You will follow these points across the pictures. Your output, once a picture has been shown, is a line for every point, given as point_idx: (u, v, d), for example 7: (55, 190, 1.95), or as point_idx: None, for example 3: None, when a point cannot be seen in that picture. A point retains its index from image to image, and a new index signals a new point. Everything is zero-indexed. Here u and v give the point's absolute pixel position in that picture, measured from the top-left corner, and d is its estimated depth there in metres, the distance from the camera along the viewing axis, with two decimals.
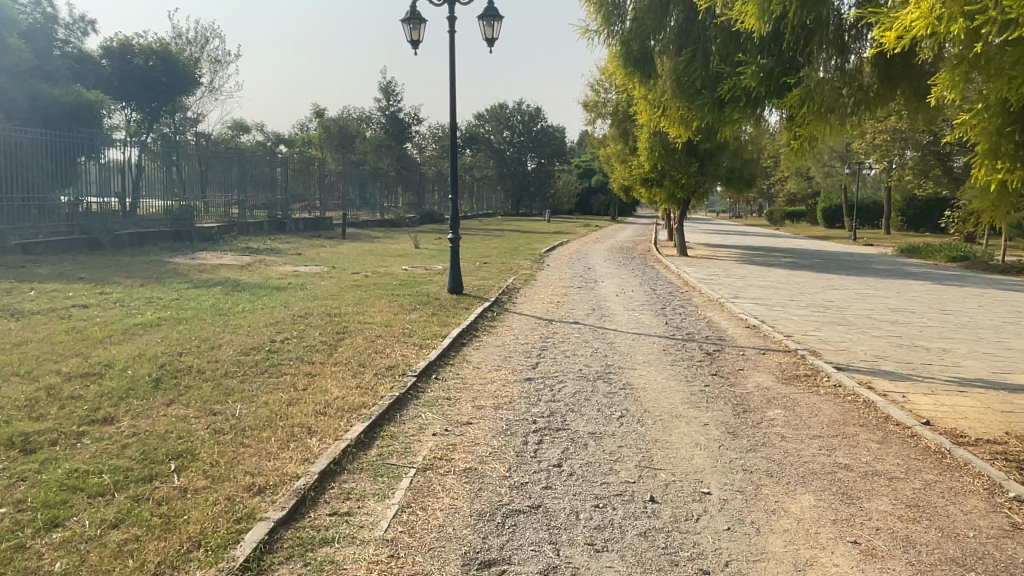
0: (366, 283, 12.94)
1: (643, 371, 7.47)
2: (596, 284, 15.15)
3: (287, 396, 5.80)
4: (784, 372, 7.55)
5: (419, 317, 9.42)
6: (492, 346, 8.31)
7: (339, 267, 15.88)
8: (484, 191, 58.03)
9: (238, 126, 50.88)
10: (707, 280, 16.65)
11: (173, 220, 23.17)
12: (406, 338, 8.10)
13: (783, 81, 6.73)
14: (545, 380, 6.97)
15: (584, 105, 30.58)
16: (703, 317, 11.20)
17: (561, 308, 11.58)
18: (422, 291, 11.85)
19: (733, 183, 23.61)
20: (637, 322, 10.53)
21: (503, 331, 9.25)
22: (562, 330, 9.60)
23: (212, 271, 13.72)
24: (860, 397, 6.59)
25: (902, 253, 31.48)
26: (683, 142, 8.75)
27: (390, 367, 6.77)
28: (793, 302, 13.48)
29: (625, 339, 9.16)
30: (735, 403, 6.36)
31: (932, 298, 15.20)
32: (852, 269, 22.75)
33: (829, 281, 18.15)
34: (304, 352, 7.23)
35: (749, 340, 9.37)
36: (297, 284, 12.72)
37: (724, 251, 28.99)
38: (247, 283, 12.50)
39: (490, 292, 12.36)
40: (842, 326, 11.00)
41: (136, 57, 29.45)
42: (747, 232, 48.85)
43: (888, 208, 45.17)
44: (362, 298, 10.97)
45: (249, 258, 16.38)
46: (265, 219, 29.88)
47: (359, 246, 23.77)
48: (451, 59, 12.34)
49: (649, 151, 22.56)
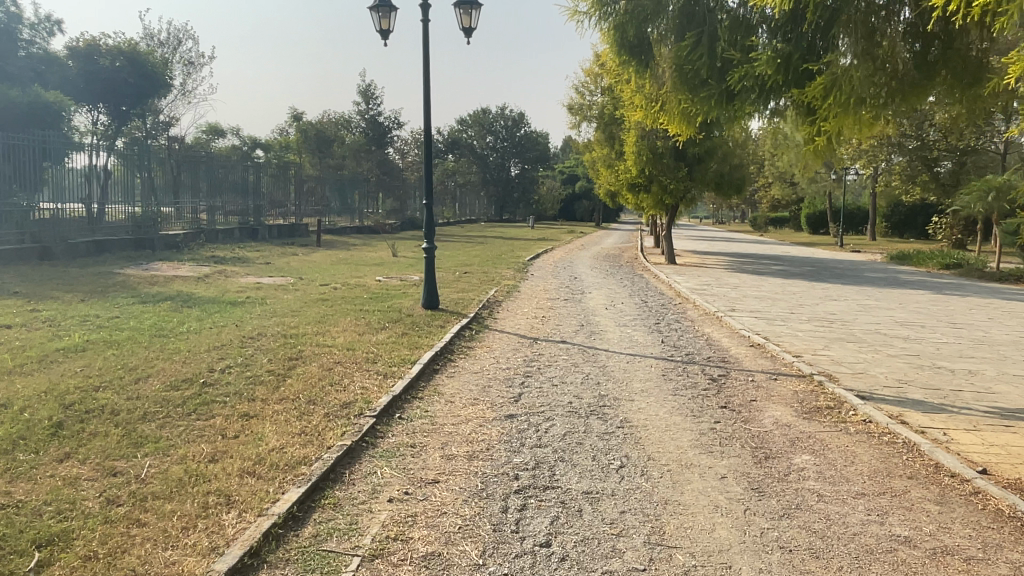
0: (333, 297, 11.84)
1: (643, 404, 6.43)
2: (583, 296, 14.14)
3: (210, 449, 4.72)
4: (804, 405, 6.53)
5: (386, 338, 8.32)
6: (469, 374, 7.23)
7: (307, 279, 14.79)
8: (467, 197, 57.01)
9: (212, 130, 49.59)
10: (701, 291, 15.68)
11: (136, 227, 21.73)
12: (368, 365, 7.01)
13: (804, 67, 5.77)
14: (529, 418, 5.91)
15: (568, 108, 29.70)
16: (702, 334, 10.20)
17: (546, 325, 10.54)
18: (393, 307, 10.75)
19: (723, 190, 22.55)
20: (632, 341, 9.50)
21: (482, 354, 8.19)
22: (548, 352, 8.54)
23: (165, 284, 12.54)
24: (898, 438, 5.60)
25: (893, 259, 30.78)
26: (682, 141, 7.75)
27: (345, 405, 5.68)
28: (795, 315, 12.53)
29: (619, 362, 8.12)
30: (754, 447, 5.35)
31: (937, 310, 14.33)
32: (846, 277, 21.92)
33: (826, 290, 17.27)
34: (246, 386, 6.14)
35: (756, 362, 8.37)
36: (257, 298, 11.60)
37: (713, 258, 28.14)
38: (200, 297, 11.36)
39: (469, 306, 11.29)
40: (853, 345, 10.02)
41: (103, 57, 28.06)
42: (733, 239, 48.10)
43: (874, 213, 44.68)
44: (327, 316, 9.85)
45: (209, 268, 15.21)
46: (237, 225, 28.48)
47: (334, 255, 22.61)
48: (425, 53, 11.28)
49: (636, 155, 21.73)
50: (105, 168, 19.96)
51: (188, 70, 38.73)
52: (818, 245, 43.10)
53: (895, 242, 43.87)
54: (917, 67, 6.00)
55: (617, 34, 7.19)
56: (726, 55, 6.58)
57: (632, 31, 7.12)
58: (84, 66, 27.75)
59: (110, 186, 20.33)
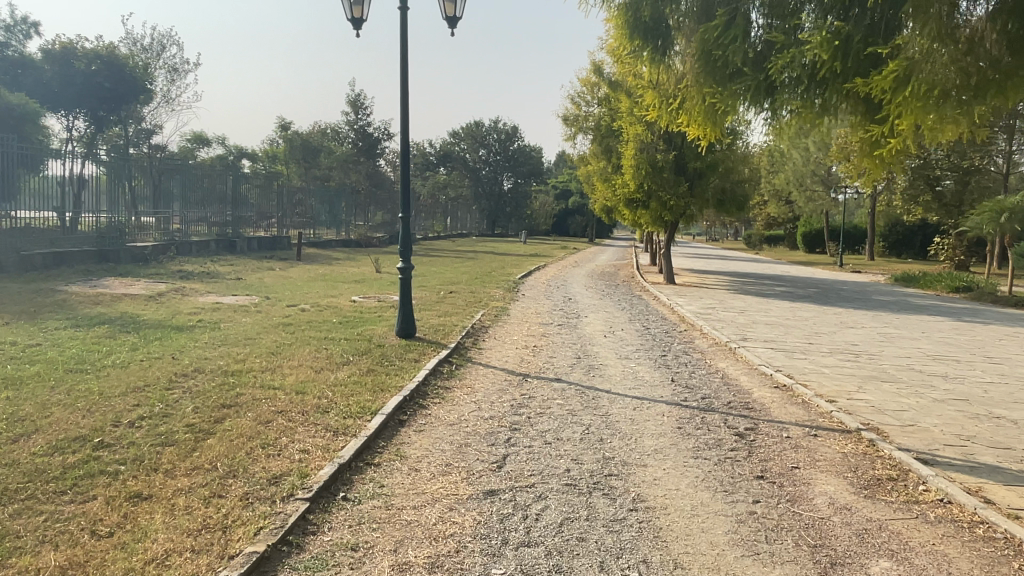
0: (296, 322, 10.45)
1: (659, 473, 5.09)
2: (578, 321, 12.79)
3: (64, 559, 3.37)
4: (860, 476, 5.22)
5: (347, 378, 6.92)
6: (443, 425, 5.88)
7: (274, 298, 13.36)
8: (458, 210, 55.76)
9: (197, 139, 48.38)
10: (706, 315, 14.36)
11: (100, 238, 19.98)
12: (318, 416, 5.65)
13: (876, 49, 4.53)
14: (515, 496, 4.55)
15: (563, 119, 28.56)
16: (717, 371, 8.83)
17: (539, 358, 9.19)
18: (362, 334, 9.36)
19: (724, 207, 21.32)
20: (638, 380, 8.13)
21: (461, 398, 6.83)
22: (540, 395, 7.18)
23: (109, 304, 11.11)
24: (996, 532, 4.29)
25: (897, 281, 29.64)
26: (703, 144, 6.47)
27: (277, 479, 4.37)
28: (814, 347, 11.24)
29: (624, 409, 6.76)
30: (812, 547, 4.03)
31: (964, 340, 13.05)
32: (855, 300, 20.71)
33: (839, 316, 15.99)
34: (149, 451, 4.78)
35: (786, 410, 7.04)
36: (209, 322, 10.20)
37: (713, 278, 26.89)
38: (146, 321, 9.97)
39: (451, 334, 9.88)
40: (889, 386, 8.69)
41: (78, 61, 26.66)
42: (728, 258, 46.97)
43: (872, 233, 43.53)
44: (285, 346, 8.44)
45: (166, 284, 13.81)
46: (212, 237, 26.59)
47: (313, 270, 21.23)
48: (403, 40, 9.72)
49: (634, 168, 20.38)
50: (81, 176, 18.70)
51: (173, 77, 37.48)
52: (816, 264, 41.97)
53: (895, 262, 42.76)
54: (1013, 52, 4.74)
55: (630, 13, 5.90)
56: (766, 37, 5.34)
57: (648, 8, 5.84)
58: (59, 69, 26.37)
59: (87, 194, 19.17)
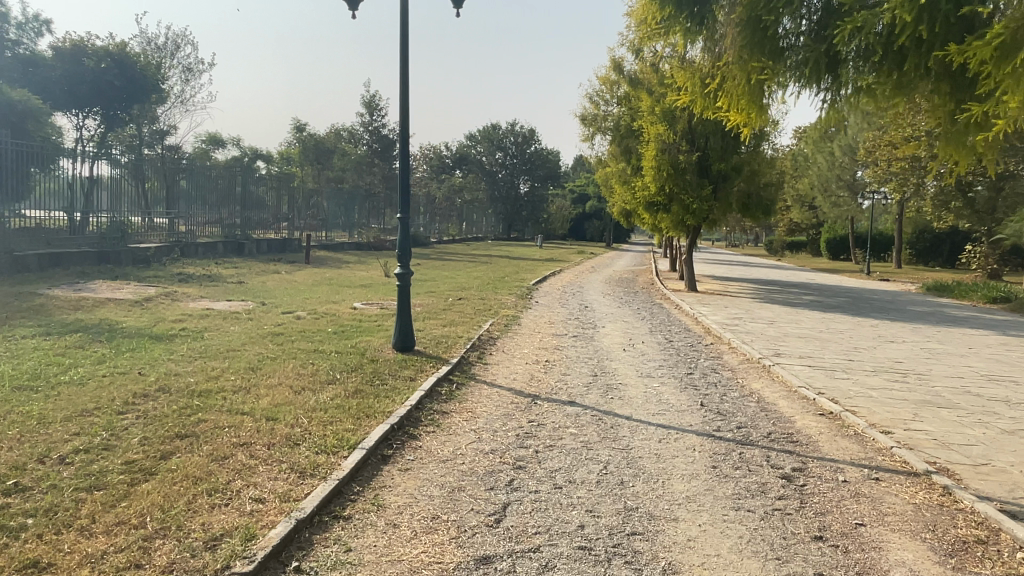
0: (289, 331, 9.59)
1: (694, 532, 4.13)
2: (595, 332, 11.84)
3: None
4: (941, 539, 4.24)
5: (328, 401, 6.02)
6: (434, 463, 4.97)
7: (270, 304, 12.53)
8: (473, 213, 54.89)
9: (211, 140, 47.92)
10: (733, 327, 13.34)
11: (100, 238, 19.00)
12: (287, 452, 4.75)
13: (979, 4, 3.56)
14: (513, 565, 3.61)
15: (581, 119, 27.66)
16: (751, 394, 7.84)
17: (551, 376, 8.25)
18: (356, 346, 8.47)
19: (749, 211, 20.28)
20: (662, 404, 7.15)
21: (460, 427, 5.92)
22: (550, 423, 6.24)
23: (89, 309, 10.28)
24: None
25: (929, 290, 28.36)
26: (746, 133, 5.58)
27: (215, 544, 3.47)
28: (856, 365, 10.20)
29: (649, 442, 5.82)
30: None
31: (1017, 357, 11.96)
32: (889, 311, 19.56)
33: (875, 328, 14.90)
34: (69, 499, 3.91)
35: (836, 445, 6.06)
36: (193, 330, 9.36)
37: (736, 285, 25.78)
38: (124, 329, 9.14)
39: (454, 347, 8.97)
40: (947, 413, 7.64)
41: (88, 58, 25.94)
42: (749, 264, 45.74)
43: (899, 240, 42.09)
44: (269, 360, 7.55)
45: (158, 288, 13.01)
46: (219, 239, 25.59)
47: (319, 274, 20.41)
48: (403, 22, 8.83)
49: (655, 170, 19.33)
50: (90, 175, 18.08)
51: (187, 77, 36.99)
52: (842, 272, 40.68)
53: (923, 270, 41.39)
54: None
55: None
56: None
57: None
58: (69, 66, 25.64)
59: (95, 193, 18.49)
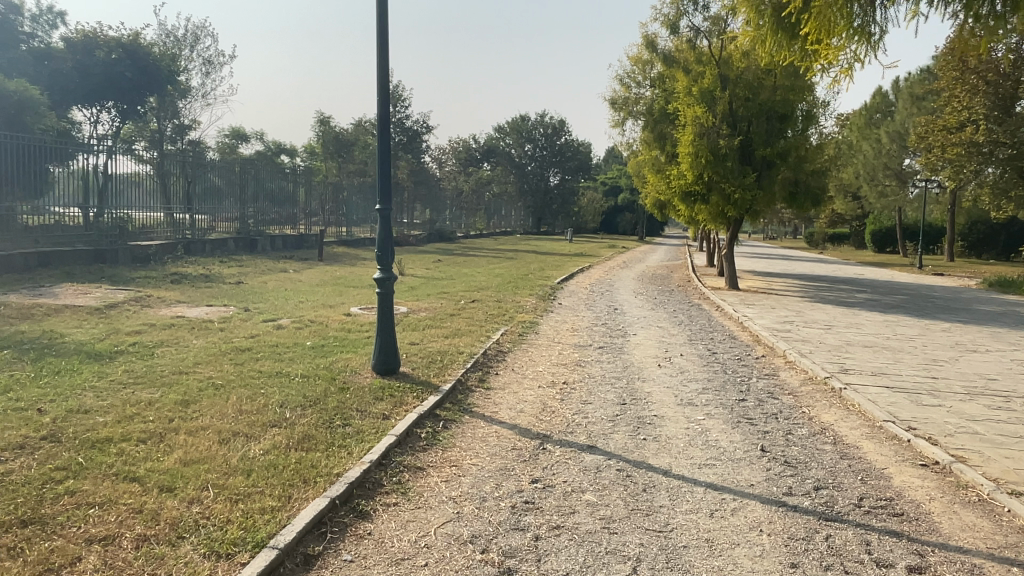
0: (260, 346, 8.09)
1: None
2: (625, 343, 10.14)
3: None
4: None
5: (260, 456, 4.49)
6: (381, 569, 3.37)
7: (253, 310, 11.06)
8: (501, 207, 53.29)
9: (235, 135, 47.17)
10: (785, 333, 11.55)
11: (96, 236, 17.33)
12: (160, 558, 3.20)
13: None
14: None
15: (611, 103, 25.88)
16: (824, 432, 6.13)
17: (568, 406, 6.60)
18: (329, 368, 6.95)
19: (796, 202, 18.28)
20: (711, 450, 5.47)
21: (430, 494, 4.32)
22: (561, 485, 4.61)
23: (38, 319, 8.91)
24: None
25: (991, 285, 25.97)
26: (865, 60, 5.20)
27: None
28: (943, 385, 8.38)
29: (696, 519, 4.16)
30: None
31: None
32: (956, 311, 17.50)
33: (949, 333, 12.97)
34: None
35: (960, 522, 4.31)
36: (146, 346, 7.90)
37: (779, 282, 23.88)
38: (63, 344, 7.71)
39: (450, 368, 7.38)
40: None
41: (99, 49, 24.48)
42: (791, 258, 43.49)
43: (952, 231, 39.17)
44: (211, 390, 6.01)
45: (132, 292, 11.60)
46: (231, 235, 23.79)
47: (329, 273, 18.95)
48: None
49: (691, 157, 17.44)
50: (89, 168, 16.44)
51: (207, 69, 35.83)
52: (891, 266, 38.30)
53: (977, 264, 38.75)
54: None
55: None
56: None
57: None
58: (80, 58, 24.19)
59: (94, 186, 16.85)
